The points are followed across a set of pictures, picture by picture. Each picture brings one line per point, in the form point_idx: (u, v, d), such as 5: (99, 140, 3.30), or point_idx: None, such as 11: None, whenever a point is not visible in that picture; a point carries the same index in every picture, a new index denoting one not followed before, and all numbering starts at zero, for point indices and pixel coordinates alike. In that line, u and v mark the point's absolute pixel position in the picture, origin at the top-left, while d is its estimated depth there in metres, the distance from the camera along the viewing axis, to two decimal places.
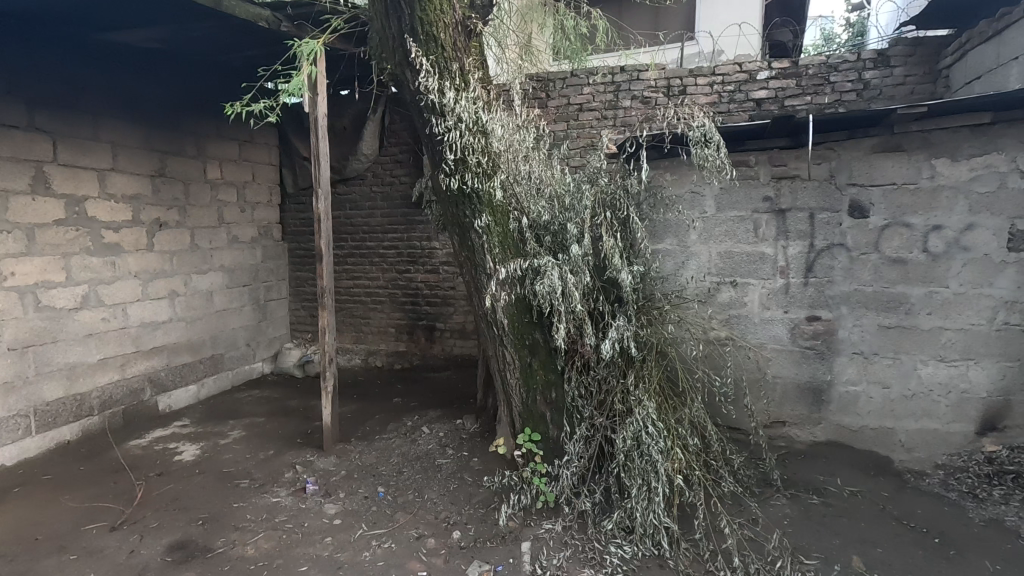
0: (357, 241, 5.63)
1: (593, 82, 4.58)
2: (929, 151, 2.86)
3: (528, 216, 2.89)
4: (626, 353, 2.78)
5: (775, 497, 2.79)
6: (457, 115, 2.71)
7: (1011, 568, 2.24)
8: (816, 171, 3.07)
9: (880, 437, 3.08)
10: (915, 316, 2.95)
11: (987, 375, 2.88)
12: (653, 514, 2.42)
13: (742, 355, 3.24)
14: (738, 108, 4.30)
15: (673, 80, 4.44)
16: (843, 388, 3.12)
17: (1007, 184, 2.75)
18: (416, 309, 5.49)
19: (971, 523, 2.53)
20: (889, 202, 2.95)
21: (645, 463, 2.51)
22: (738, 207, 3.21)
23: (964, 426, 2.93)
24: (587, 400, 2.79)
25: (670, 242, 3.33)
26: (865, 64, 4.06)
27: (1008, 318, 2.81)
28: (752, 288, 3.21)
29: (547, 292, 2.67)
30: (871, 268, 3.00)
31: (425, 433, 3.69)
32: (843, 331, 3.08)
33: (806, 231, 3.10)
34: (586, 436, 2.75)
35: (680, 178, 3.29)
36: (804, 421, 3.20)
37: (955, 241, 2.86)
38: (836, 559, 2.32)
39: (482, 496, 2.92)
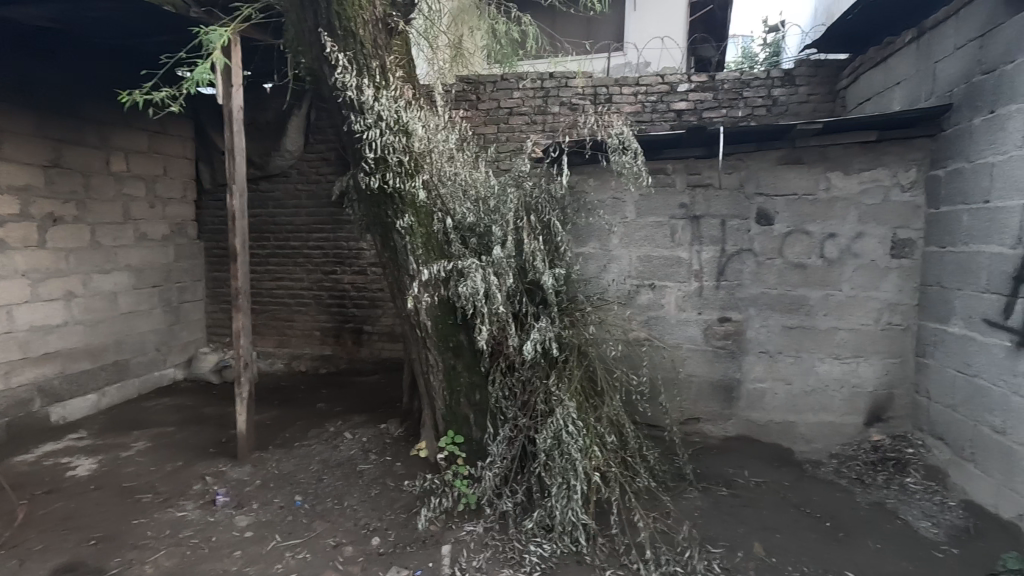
0: (280, 241, 5.41)
1: (522, 87, 4.64)
2: (826, 164, 3.10)
3: (453, 218, 2.87)
4: (549, 354, 2.82)
5: (688, 490, 2.91)
6: (377, 113, 2.67)
7: (890, 546, 2.44)
8: (727, 181, 3.25)
9: (784, 430, 3.29)
10: (813, 316, 3.18)
11: (874, 371, 3.14)
12: (572, 511, 2.47)
13: (659, 355, 3.39)
14: (660, 117, 4.49)
15: (600, 88, 4.58)
16: (751, 385, 3.31)
17: (890, 197, 3.03)
18: (343, 311, 5.35)
19: (859, 507, 2.74)
20: (792, 211, 3.17)
21: (565, 462, 2.55)
22: (656, 213, 3.35)
23: (855, 418, 3.18)
24: (510, 400, 2.82)
25: (593, 245, 3.43)
26: (773, 82, 4.35)
27: (891, 318, 3.08)
28: (669, 290, 3.36)
29: (470, 294, 2.67)
30: (776, 272, 3.21)
31: (347, 439, 3.60)
32: (752, 331, 3.28)
33: (718, 236, 3.28)
34: (509, 437, 2.77)
35: (603, 183, 3.40)
36: (716, 417, 3.37)
37: (847, 248, 3.10)
38: (740, 546, 2.46)
39: (404, 500, 2.88)
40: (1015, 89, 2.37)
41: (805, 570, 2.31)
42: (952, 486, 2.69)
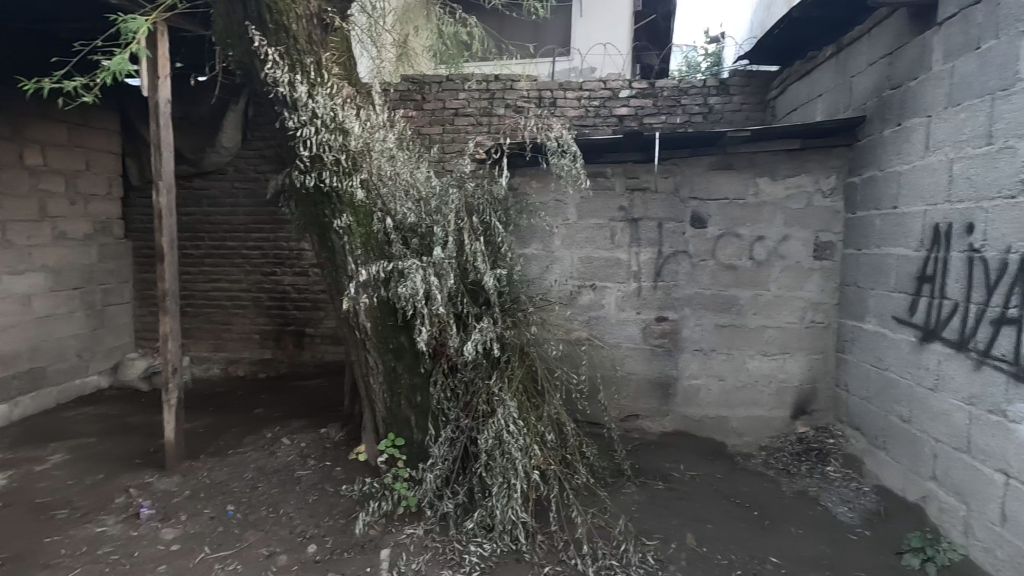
0: (216, 241, 5.19)
1: (468, 88, 4.63)
2: (755, 170, 3.25)
3: (394, 218, 2.84)
4: (490, 354, 2.84)
5: (626, 485, 2.99)
6: (312, 111, 2.61)
7: (811, 531, 2.58)
8: (664, 185, 3.37)
9: (717, 424, 3.42)
10: (744, 315, 3.33)
11: (800, 367, 3.31)
12: (511, 510, 2.49)
13: (599, 354, 3.46)
14: (602, 122, 4.59)
15: (544, 92, 4.64)
16: (686, 382, 3.44)
17: (812, 202, 3.21)
18: (283, 314, 5.19)
19: (784, 495, 2.89)
20: (724, 215, 3.31)
21: (505, 461, 2.57)
22: (597, 215, 3.43)
23: (782, 411, 3.35)
24: (452, 401, 2.81)
25: (536, 246, 3.48)
26: (709, 91, 4.52)
27: (814, 316, 3.27)
28: (609, 291, 3.45)
29: (410, 295, 2.66)
30: (709, 273, 3.35)
31: (285, 445, 3.49)
32: (686, 330, 3.40)
33: (655, 239, 3.40)
34: (450, 438, 2.76)
35: (544, 186, 3.46)
36: (654, 414, 3.48)
37: (774, 250, 3.27)
38: (673, 537, 2.54)
39: (343, 505, 2.82)
40: (918, 104, 2.56)
41: (733, 557, 2.41)
42: (867, 473, 2.88)
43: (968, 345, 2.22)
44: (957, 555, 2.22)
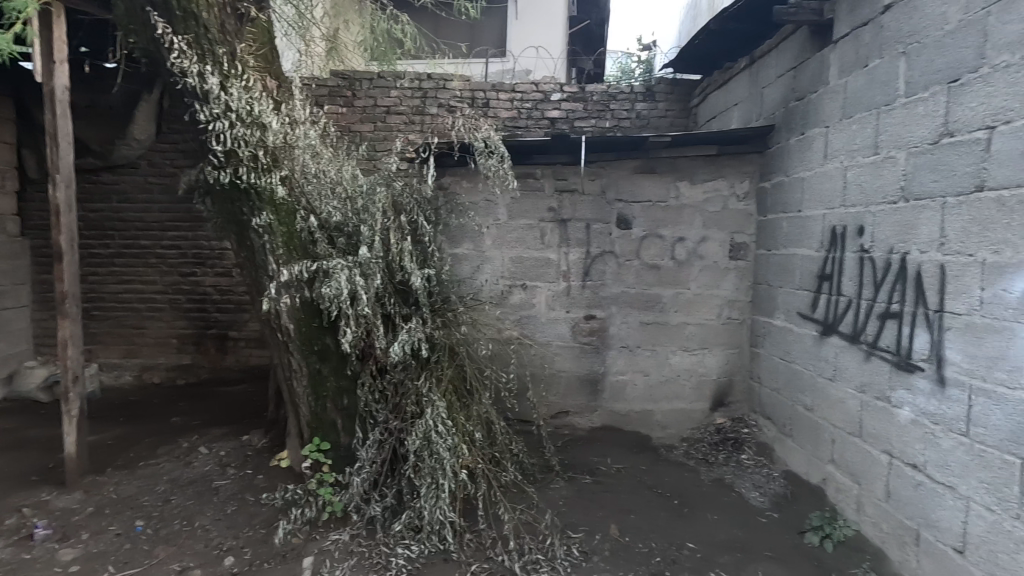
0: (127, 239, 4.86)
1: (400, 86, 4.57)
2: (676, 174, 3.41)
3: (318, 216, 2.76)
4: (418, 355, 2.81)
5: (554, 481, 3.05)
6: (225, 103, 2.50)
7: (725, 517, 2.73)
8: (591, 187, 3.46)
9: (643, 418, 3.55)
10: (666, 313, 3.48)
11: (718, 361, 3.50)
12: (439, 510, 2.48)
13: (529, 353, 3.52)
14: (535, 124, 4.65)
15: (477, 92, 4.65)
16: (613, 378, 3.55)
17: (728, 206, 3.40)
18: (204, 316, 4.93)
19: (703, 483, 3.04)
20: (648, 217, 3.44)
21: (433, 462, 2.55)
22: (527, 215, 3.49)
23: (702, 404, 3.52)
24: (381, 403, 2.76)
25: (466, 246, 3.49)
26: (636, 97, 4.67)
27: (730, 313, 3.46)
28: (539, 291, 3.51)
29: (334, 296, 2.59)
30: (634, 272, 3.47)
31: (203, 454, 3.32)
32: (613, 328, 3.51)
33: (583, 239, 3.48)
34: (378, 441, 2.72)
35: (474, 186, 3.47)
36: (583, 410, 3.57)
37: (694, 250, 3.44)
38: (597, 529, 2.62)
39: (264, 514, 2.71)
40: (817, 116, 2.77)
41: (653, 545, 2.51)
42: (777, 459, 3.07)
43: (859, 338, 2.41)
44: (850, 530, 2.41)
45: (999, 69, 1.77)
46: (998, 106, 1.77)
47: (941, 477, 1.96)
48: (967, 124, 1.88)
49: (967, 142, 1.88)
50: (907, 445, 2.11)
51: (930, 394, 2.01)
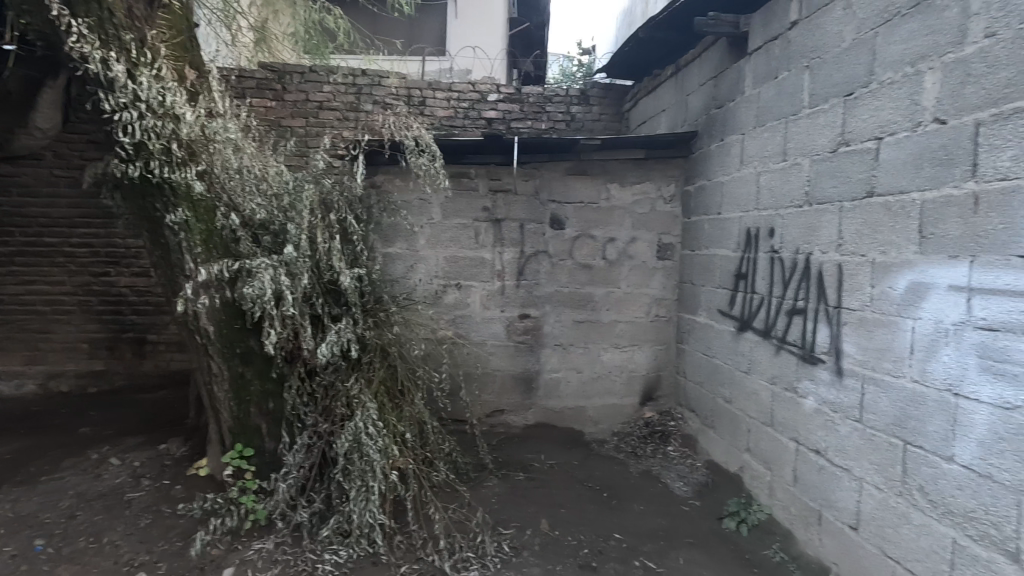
0: (30, 236, 4.49)
1: (333, 82, 4.45)
2: (606, 177, 3.51)
3: (241, 214, 2.65)
4: (348, 356, 2.76)
5: (488, 479, 3.07)
6: (133, 93, 2.35)
7: (651, 507, 2.84)
8: (524, 188, 3.51)
9: (576, 415, 3.63)
10: (598, 311, 3.57)
11: (646, 357, 3.62)
12: (369, 513, 2.44)
13: (464, 353, 3.52)
14: (471, 124, 4.66)
15: (413, 90, 4.60)
16: (547, 375, 3.60)
17: (655, 207, 3.54)
18: (119, 319, 4.63)
19: (632, 476, 3.15)
20: (580, 217, 3.52)
21: (363, 464, 2.51)
22: (461, 215, 3.49)
23: (632, 399, 3.64)
24: (309, 406, 2.69)
25: (400, 245, 3.46)
26: (571, 100, 4.77)
27: (658, 311, 3.60)
28: (474, 290, 3.52)
29: (257, 296, 2.49)
30: (567, 272, 3.54)
31: (114, 466, 3.12)
32: (547, 327, 3.57)
33: (517, 239, 3.52)
34: (306, 445, 2.64)
35: (407, 185, 3.44)
36: (518, 408, 3.60)
37: (624, 250, 3.55)
38: (528, 525, 2.65)
39: (181, 526, 2.58)
40: (735, 123, 2.92)
41: (582, 537, 2.57)
42: (699, 450, 3.22)
43: (771, 333, 2.56)
44: (763, 514, 2.56)
45: (886, 84, 1.93)
46: (885, 119, 1.93)
47: (839, 460, 2.11)
48: (860, 135, 2.04)
49: (860, 152, 2.04)
50: (811, 432, 2.27)
51: (830, 384, 2.16)
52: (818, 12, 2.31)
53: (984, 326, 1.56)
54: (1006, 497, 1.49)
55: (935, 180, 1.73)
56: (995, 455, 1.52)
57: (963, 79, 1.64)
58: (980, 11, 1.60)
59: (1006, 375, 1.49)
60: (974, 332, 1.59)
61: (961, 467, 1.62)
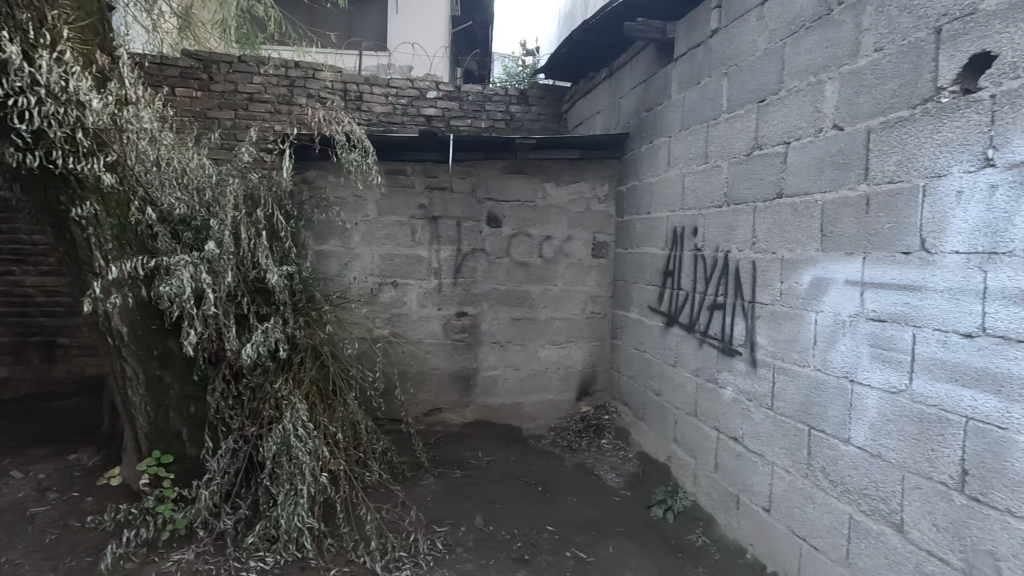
0: None
1: (264, 73, 4.29)
2: (542, 176, 3.56)
3: (157, 208, 2.51)
4: (276, 356, 2.67)
5: (424, 478, 3.05)
6: (31, 76, 2.17)
7: (584, 499, 2.90)
8: (462, 186, 3.51)
9: (514, 411, 3.66)
10: (535, 309, 3.62)
11: (582, 353, 3.70)
12: (297, 517, 2.36)
13: (401, 352, 3.49)
14: (410, 121, 4.61)
15: (350, 85, 4.50)
16: (485, 373, 3.62)
17: (590, 207, 3.62)
18: (24, 322, 4.28)
19: (567, 469, 3.21)
20: (517, 215, 3.56)
21: (291, 467, 2.44)
22: (397, 212, 3.45)
23: (569, 394, 3.71)
24: (234, 409, 2.59)
25: (333, 243, 3.38)
26: (510, 99, 4.80)
27: (593, 308, 3.68)
28: (410, 288, 3.49)
29: (175, 295, 2.37)
30: (504, 270, 3.57)
31: (16, 480, 2.89)
32: (485, 325, 3.59)
33: (454, 237, 3.52)
34: (231, 450, 2.54)
35: (341, 181, 3.36)
36: (456, 406, 3.60)
37: (560, 249, 3.61)
38: (463, 521, 2.66)
39: (92, 540, 2.42)
40: (662, 126, 3.04)
41: (516, 531, 2.60)
42: (631, 442, 3.32)
43: (694, 327, 2.68)
44: (688, 501, 2.67)
45: (793, 92, 2.06)
46: (792, 125, 2.06)
47: (754, 446, 2.23)
48: (771, 139, 2.17)
49: (771, 155, 2.17)
50: (730, 420, 2.39)
51: (746, 375, 2.29)
52: (736, 22, 2.43)
53: (874, 317, 1.69)
54: (893, 474, 1.62)
55: (834, 182, 1.85)
56: (885, 436, 1.65)
57: (857, 89, 1.77)
58: (871, 26, 1.73)
59: (892, 362, 1.63)
60: (866, 323, 1.72)
61: (856, 448, 1.75)
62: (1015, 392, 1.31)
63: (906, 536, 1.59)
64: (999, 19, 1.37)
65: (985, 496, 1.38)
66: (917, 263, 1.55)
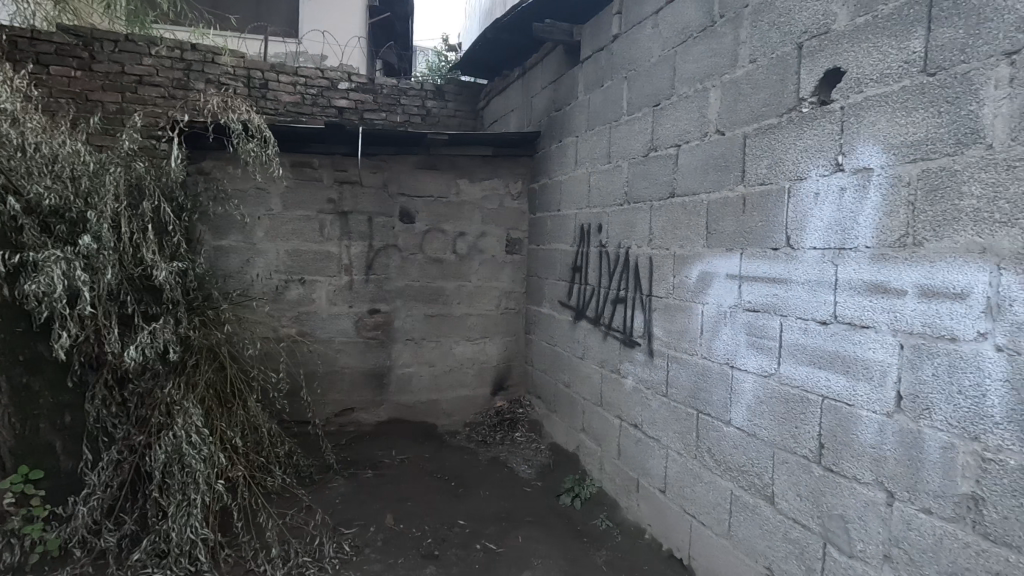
0: None
1: (156, 54, 3.98)
2: (456, 172, 3.56)
3: (23, 198, 2.27)
4: (166, 358, 2.49)
5: (332, 480, 2.97)
6: None
7: (496, 492, 2.94)
8: (373, 180, 3.43)
9: (429, 408, 3.64)
10: (450, 305, 3.62)
11: (497, 348, 3.74)
12: (190, 528, 2.21)
13: (309, 351, 3.37)
14: (320, 112, 4.45)
15: (254, 72, 4.28)
16: (399, 371, 3.57)
17: (504, 204, 3.66)
18: None
19: (480, 464, 3.24)
20: (430, 211, 3.53)
21: (183, 476, 2.28)
22: (304, 206, 3.32)
23: (484, 389, 3.74)
24: (117, 417, 2.39)
25: (233, 238, 3.20)
26: (426, 94, 4.75)
27: (508, 303, 3.73)
28: (319, 285, 3.37)
29: (44, 294, 2.16)
30: (418, 266, 3.54)
31: None
32: (399, 322, 3.54)
33: (365, 232, 3.44)
34: (115, 461, 2.35)
35: (242, 173, 3.19)
36: (369, 405, 3.52)
37: (474, 245, 3.63)
38: (373, 521, 2.62)
39: None
40: (571, 126, 3.12)
41: (426, 528, 2.60)
42: (544, 434, 3.40)
43: (600, 321, 2.79)
44: (594, 488, 2.78)
45: (683, 98, 2.19)
46: (683, 129, 2.19)
47: (651, 431, 2.37)
48: (665, 142, 2.29)
49: (665, 157, 2.29)
50: (631, 408, 2.51)
51: (644, 365, 2.41)
52: (634, 29, 2.55)
53: (749, 308, 1.84)
54: (765, 451, 1.77)
55: (717, 184, 1.99)
56: (759, 416, 1.80)
57: (736, 97, 1.91)
58: (747, 39, 1.87)
59: (764, 349, 1.78)
60: (743, 313, 1.87)
61: (735, 428, 1.90)
62: (859, 372, 1.47)
63: (776, 507, 1.74)
64: (846, 38, 1.53)
65: (837, 467, 1.54)
66: (784, 257, 1.70)
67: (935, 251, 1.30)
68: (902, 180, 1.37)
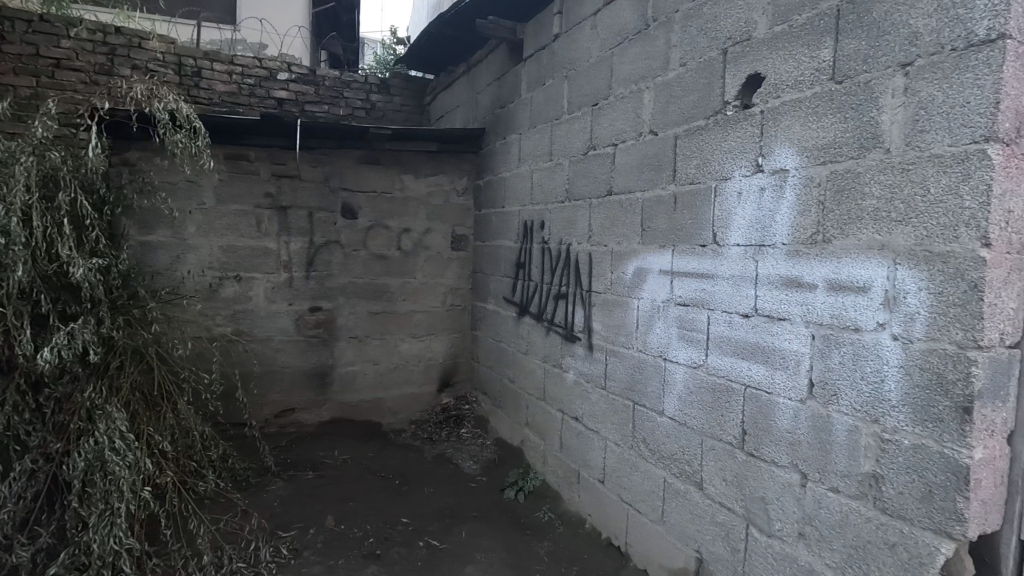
0: None
1: (74, 36, 3.72)
2: (400, 167, 3.51)
3: None
4: (86, 360, 2.35)
5: (271, 484, 2.89)
6: None
7: (440, 488, 2.94)
8: (313, 175, 3.34)
9: (373, 407, 3.59)
10: (394, 302, 3.57)
11: (443, 345, 3.72)
12: (113, 539, 2.09)
13: (246, 351, 3.26)
14: (258, 103, 4.29)
15: (185, 59, 4.07)
16: (342, 369, 3.50)
17: (449, 200, 3.64)
18: None
19: (425, 461, 3.23)
20: (373, 207, 3.48)
21: (106, 484, 2.16)
22: (239, 201, 3.20)
23: (430, 386, 3.71)
24: (31, 424, 2.24)
25: (162, 233, 3.05)
26: (371, 88, 4.66)
27: (454, 300, 3.72)
28: (256, 282, 3.26)
29: None
30: (361, 262, 3.48)
31: None
32: (341, 319, 3.46)
33: (306, 228, 3.35)
34: (29, 471, 2.19)
35: (171, 165, 3.05)
36: (310, 405, 3.44)
37: (418, 241, 3.60)
38: (312, 523, 2.56)
39: None
40: (514, 123, 3.14)
41: (368, 527, 2.57)
42: (489, 429, 3.42)
43: (542, 316, 2.83)
44: (537, 481, 2.82)
45: (620, 98, 2.24)
46: (620, 128, 2.24)
47: (591, 423, 2.42)
48: (603, 140, 2.35)
49: (603, 155, 2.34)
50: (572, 402, 2.56)
51: (585, 359, 2.47)
52: (574, 29, 2.59)
53: (680, 302, 1.91)
54: (695, 439, 1.85)
55: (651, 183, 2.06)
56: (689, 406, 1.88)
57: (668, 98, 1.98)
58: (678, 43, 1.94)
59: (694, 341, 1.85)
60: (674, 308, 1.94)
61: (668, 418, 1.97)
62: (777, 362, 1.56)
63: (704, 492, 1.82)
64: (765, 46, 1.61)
65: (758, 452, 1.63)
66: (711, 254, 1.78)
67: (842, 248, 1.39)
68: (814, 180, 1.46)
